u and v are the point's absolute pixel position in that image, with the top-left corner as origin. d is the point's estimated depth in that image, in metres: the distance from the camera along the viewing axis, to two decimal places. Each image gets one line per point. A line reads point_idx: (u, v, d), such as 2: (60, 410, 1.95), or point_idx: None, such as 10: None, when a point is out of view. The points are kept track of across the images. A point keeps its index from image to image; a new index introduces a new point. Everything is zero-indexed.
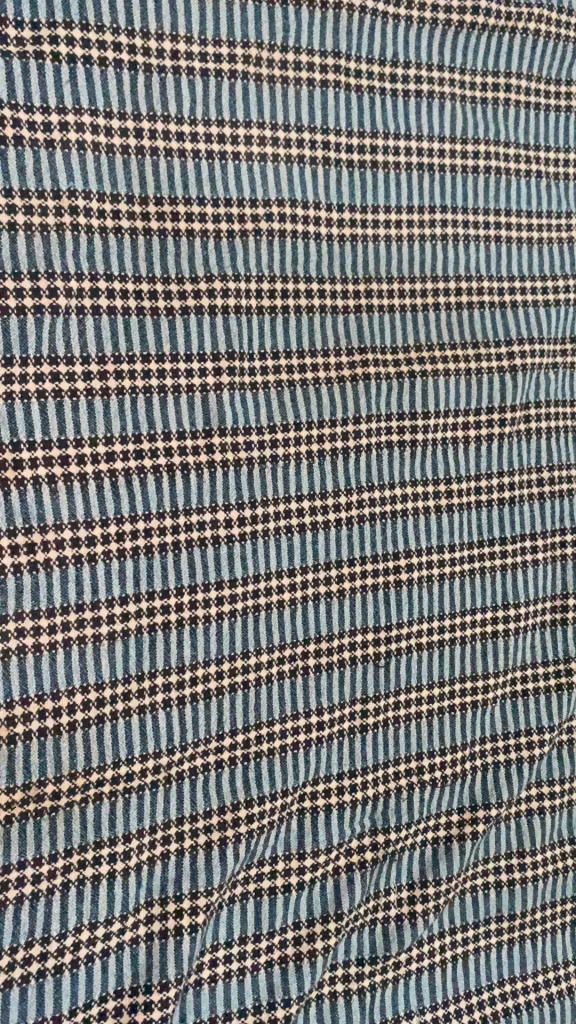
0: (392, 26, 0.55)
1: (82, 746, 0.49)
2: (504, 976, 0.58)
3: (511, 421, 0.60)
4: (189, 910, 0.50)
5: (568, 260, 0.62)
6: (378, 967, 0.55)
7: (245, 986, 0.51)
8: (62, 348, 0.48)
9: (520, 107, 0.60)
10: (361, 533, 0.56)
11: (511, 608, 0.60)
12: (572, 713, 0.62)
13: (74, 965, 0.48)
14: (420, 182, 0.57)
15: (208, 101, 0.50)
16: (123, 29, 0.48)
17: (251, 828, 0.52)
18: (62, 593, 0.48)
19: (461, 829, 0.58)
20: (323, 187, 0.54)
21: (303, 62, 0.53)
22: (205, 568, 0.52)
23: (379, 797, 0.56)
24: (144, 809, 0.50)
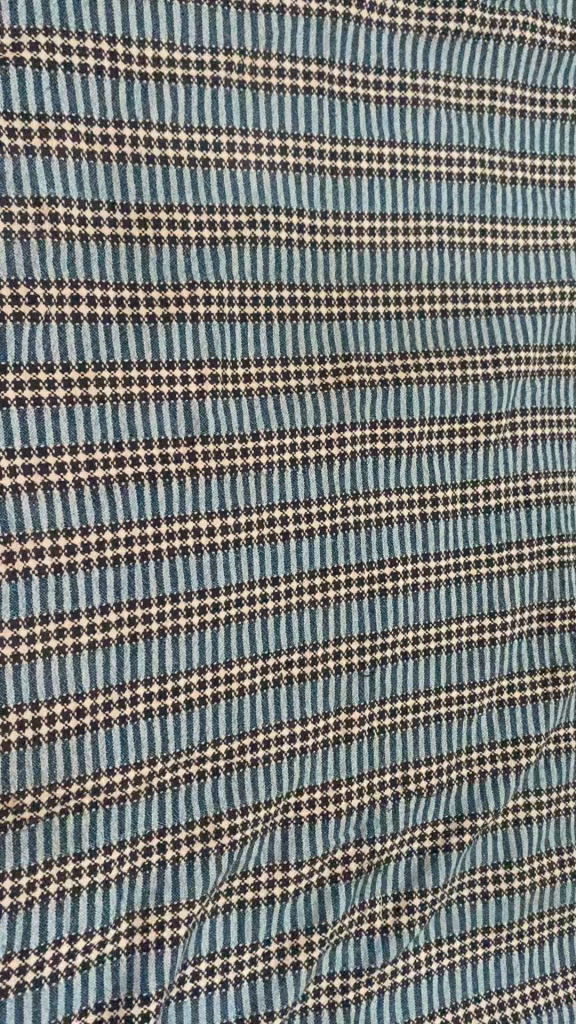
0: (376, 33, 0.55)
1: (62, 757, 0.48)
2: (492, 988, 0.58)
3: (497, 428, 0.60)
4: (171, 922, 0.50)
5: (554, 267, 0.62)
6: (363, 979, 0.54)
7: (228, 999, 0.51)
8: (42, 356, 0.48)
9: (505, 114, 0.60)
10: (346, 541, 0.56)
11: (498, 617, 0.60)
12: (559, 722, 0.61)
13: (54, 978, 0.47)
14: (404, 190, 0.57)
15: (190, 108, 0.50)
16: (104, 36, 0.48)
17: (234, 838, 0.52)
18: (42, 602, 0.48)
19: (447, 840, 0.57)
20: (307, 195, 0.54)
21: (287, 68, 0.52)
22: (187, 577, 0.52)
23: (364, 807, 0.55)
24: (125, 820, 0.49)
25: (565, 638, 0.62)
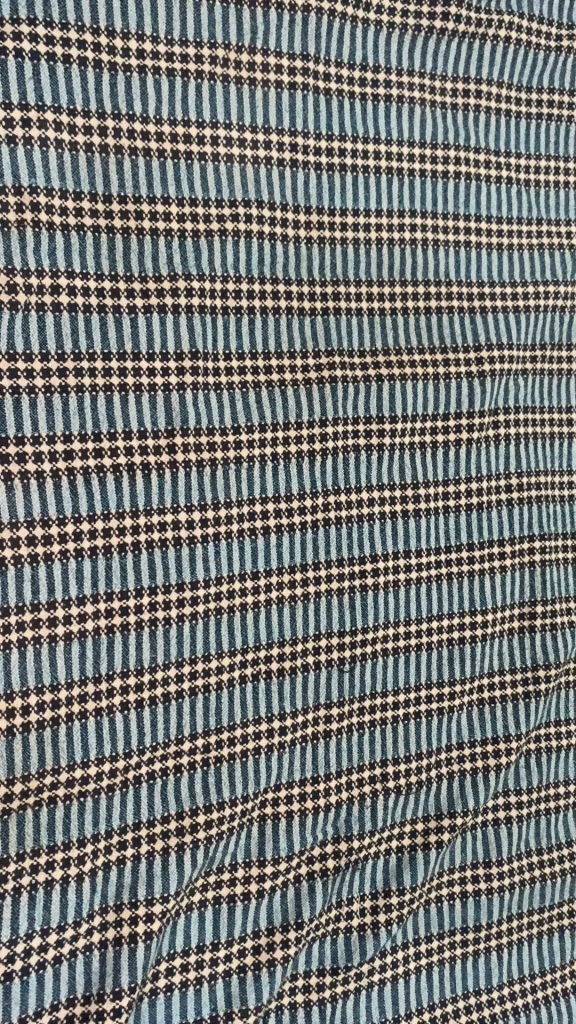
0: (361, 30, 0.55)
1: (36, 749, 0.48)
2: (470, 988, 0.57)
3: (479, 427, 0.60)
4: (144, 917, 0.49)
5: (539, 267, 0.62)
6: (340, 977, 0.54)
7: (203, 995, 0.51)
8: (21, 345, 0.48)
9: (491, 114, 0.60)
10: (326, 537, 0.56)
11: (478, 615, 0.60)
12: (539, 721, 0.61)
13: (25, 972, 0.47)
14: (388, 186, 0.57)
15: (174, 100, 0.50)
16: (87, 28, 0.48)
17: (210, 834, 0.52)
18: (18, 592, 0.48)
19: (426, 838, 0.57)
20: (290, 189, 0.54)
21: (271, 63, 0.52)
22: (165, 570, 0.51)
23: (342, 804, 0.55)
24: (100, 813, 0.49)
25: (546, 637, 0.62)
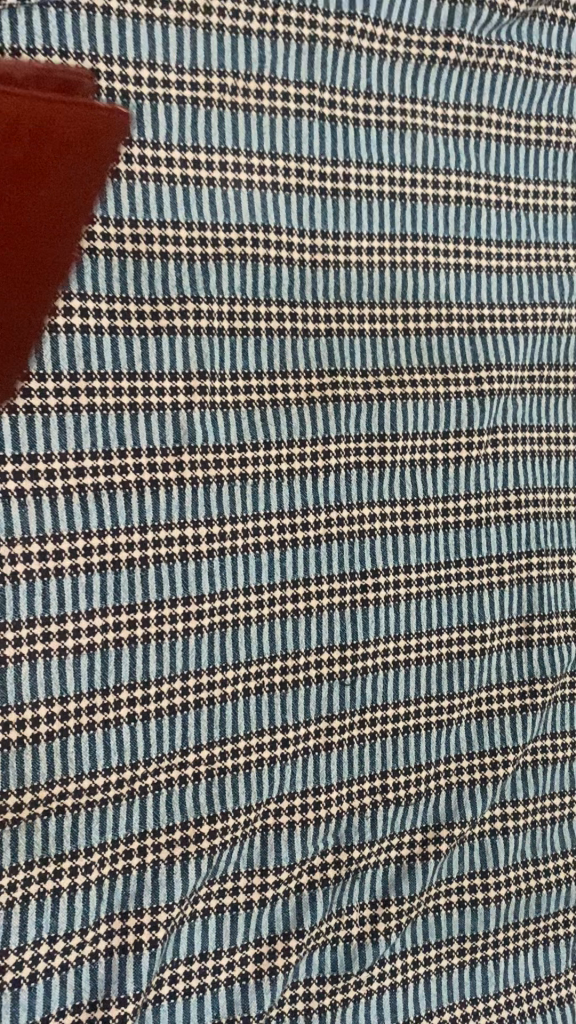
0: (366, 59, 0.56)
1: (46, 759, 0.49)
2: (467, 996, 0.58)
3: (477, 445, 0.61)
4: (149, 925, 0.51)
5: (537, 289, 0.64)
6: (340, 985, 0.55)
7: (205, 1002, 0.52)
8: (34, 366, 0.49)
9: (492, 140, 0.61)
10: (328, 552, 0.57)
11: (477, 629, 0.61)
12: (536, 734, 0.62)
13: (33, 978, 0.48)
14: (390, 210, 0.58)
15: (184, 127, 0.52)
16: (101, 57, 0.49)
17: (214, 843, 0.53)
18: (29, 606, 0.49)
19: (424, 848, 0.58)
20: (295, 214, 0.55)
21: (278, 92, 0.54)
22: (172, 584, 0.52)
23: (343, 814, 0.56)
24: (106, 823, 0.50)
25: (543, 651, 0.63)
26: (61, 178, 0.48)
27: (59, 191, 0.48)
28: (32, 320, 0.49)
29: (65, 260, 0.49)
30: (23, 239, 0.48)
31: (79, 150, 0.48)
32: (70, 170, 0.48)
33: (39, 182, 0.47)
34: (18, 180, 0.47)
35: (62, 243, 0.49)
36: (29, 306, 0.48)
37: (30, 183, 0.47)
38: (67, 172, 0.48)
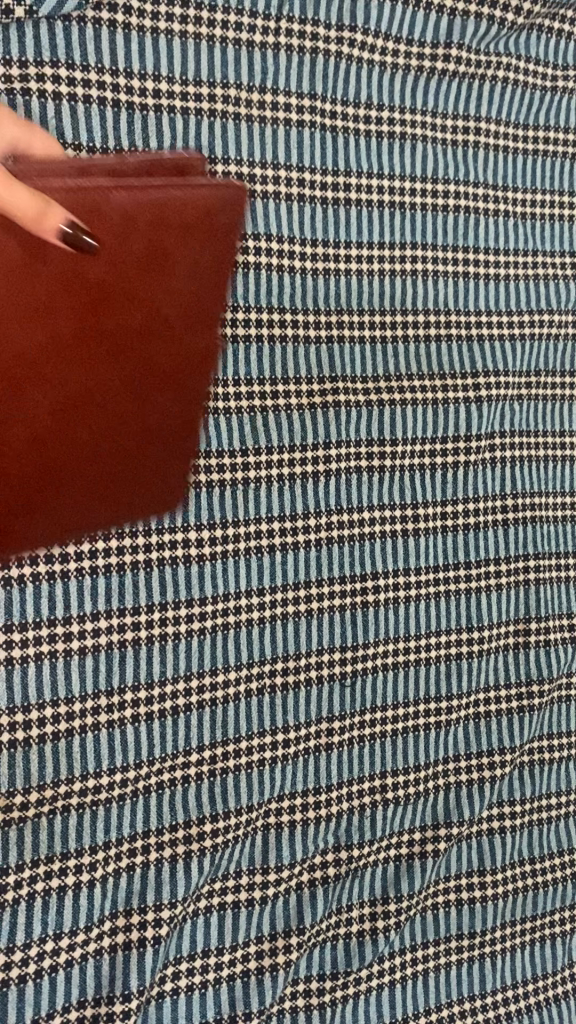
0: (367, 70, 0.57)
1: (51, 758, 0.50)
2: (465, 994, 0.59)
3: (475, 450, 0.62)
4: (153, 922, 0.51)
5: (534, 297, 0.65)
6: (339, 982, 0.56)
7: (207, 998, 0.52)
8: None
9: (490, 150, 0.62)
10: (329, 555, 0.58)
11: (475, 631, 0.62)
12: (533, 734, 0.63)
13: (38, 975, 0.49)
14: (390, 219, 0.59)
15: (188, 138, 0.53)
16: (107, 69, 0.50)
17: (216, 841, 0.54)
18: (35, 608, 0.50)
19: (423, 847, 0.59)
20: (297, 222, 0.56)
21: (280, 103, 0.55)
22: (175, 586, 0.53)
23: (343, 814, 0.57)
24: (111, 822, 0.51)
25: (540, 653, 0.64)
26: (197, 278, 0.46)
27: (192, 281, 0.46)
28: (163, 419, 0.50)
29: (208, 352, 0.50)
30: (173, 348, 0.47)
31: (212, 240, 0.45)
32: (206, 268, 0.46)
33: (176, 284, 0.45)
34: (163, 295, 0.45)
35: (199, 332, 0.48)
36: (182, 407, 0.50)
37: (162, 280, 0.44)
38: (204, 261, 0.46)
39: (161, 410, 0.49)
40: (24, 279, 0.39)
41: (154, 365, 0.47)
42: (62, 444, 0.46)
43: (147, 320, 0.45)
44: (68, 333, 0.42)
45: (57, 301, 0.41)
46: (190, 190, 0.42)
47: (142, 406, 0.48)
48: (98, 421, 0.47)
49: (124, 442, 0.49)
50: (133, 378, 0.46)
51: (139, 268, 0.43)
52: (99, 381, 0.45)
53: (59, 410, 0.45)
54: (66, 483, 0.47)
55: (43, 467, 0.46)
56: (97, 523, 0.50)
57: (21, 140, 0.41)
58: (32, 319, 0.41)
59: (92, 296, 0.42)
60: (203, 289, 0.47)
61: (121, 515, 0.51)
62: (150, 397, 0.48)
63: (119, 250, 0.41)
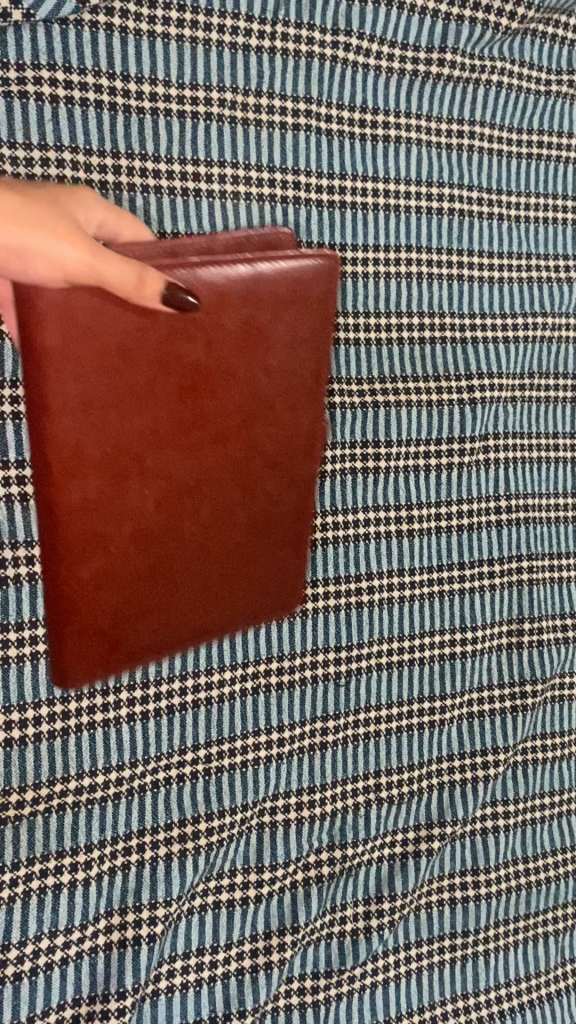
0: (362, 73, 0.57)
1: (47, 757, 0.51)
2: (458, 992, 0.60)
3: (470, 451, 0.63)
4: (148, 920, 0.52)
5: (528, 299, 0.65)
6: (333, 980, 0.56)
7: (202, 996, 0.53)
8: None
9: (484, 153, 0.62)
10: (324, 556, 0.58)
11: (468, 631, 0.63)
12: (526, 734, 0.64)
13: (34, 972, 0.49)
14: (385, 222, 0.59)
15: (184, 141, 0.53)
16: (104, 73, 0.50)
17: (211, 840, 0.54)
18: (31, 607, 0.50)
19: (417, 845, 0.60)
20: (292, 225, 0.57)
21: (276, 106, 0.55)
22: None
23: (337, 812, 0.58)
24: (106, 820, 0.52)
25: (533, 653, 0.65)
26: (295, 356, 0.48)
27: (285, 359, 0.48)
28: (258, 497, 0.51)
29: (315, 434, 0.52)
30: (276, 430, 0.50)
31: (302, 318, 0.48)
32: (303, 343, 0.49)
33: (276, 360, 0.48)
34: (264, 374, 0.47)
35: (295, 412, 0.50)
36: (290, 488, 0.52)
37: (258, 356, 0.47)
38: (296, 340, 0.48)
39: (271, 495, 0.51)
40: (131, 365, 0.43)
41: (250, 443, 0.49)
42: (175, 522, 0.47)
43: (243, 395, 0.47)
44: (176, 421, 0.45)
45: (163, 381, 0.44)
46: (278, 265, 0.46)
47: (249, 490, 0.50)
48: (211, 509, 0.49)
49: (234, 531, 0.50)
50: (240, 463, 0.49)
51: (234, 344, 0.46)
52: (208, 467, 0.47)
53: (171, 502, 0.47)
54: (181, 578, 0.49)
55: (160, 561, 0.48)
56: (210, 618, 0.52)
57: (105, 225, 0.47)
58: (139, 406, 0.44)
59: (195, 378, 0.45)
60: (297, 367, 0.49)
61: (232, 609, 0.53)
62: (258, 481, 0.50)
63: (218, 329, 0.45)
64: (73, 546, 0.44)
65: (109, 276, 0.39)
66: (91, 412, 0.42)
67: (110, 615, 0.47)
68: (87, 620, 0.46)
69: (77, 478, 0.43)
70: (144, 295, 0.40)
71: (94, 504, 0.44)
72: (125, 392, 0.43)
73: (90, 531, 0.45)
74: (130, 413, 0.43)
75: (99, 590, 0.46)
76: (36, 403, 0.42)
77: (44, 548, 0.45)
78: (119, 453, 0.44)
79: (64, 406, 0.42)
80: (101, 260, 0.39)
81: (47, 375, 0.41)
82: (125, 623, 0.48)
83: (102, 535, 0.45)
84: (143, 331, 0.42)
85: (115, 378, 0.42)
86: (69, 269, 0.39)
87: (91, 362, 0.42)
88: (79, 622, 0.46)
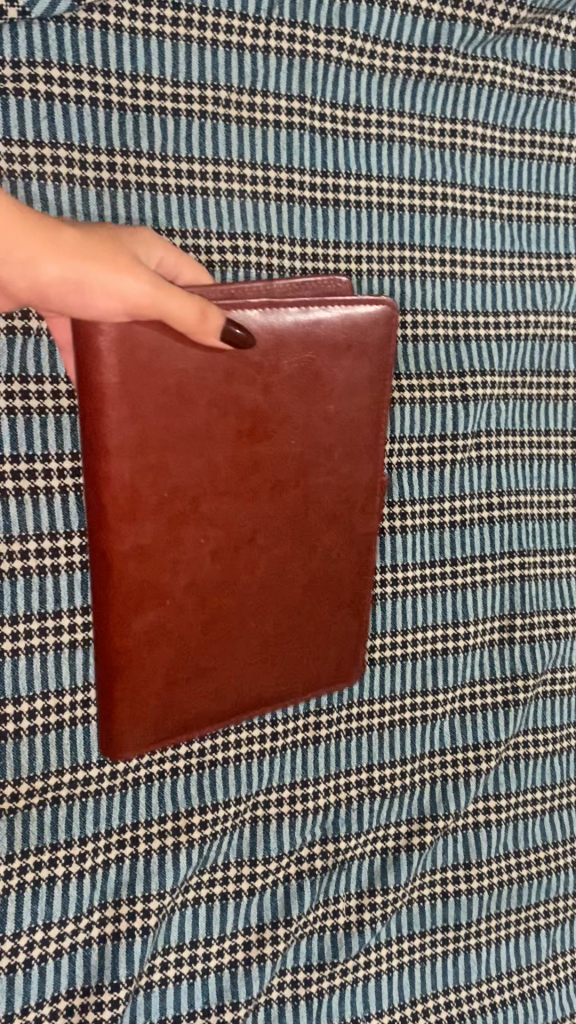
0: (356, 73, 0.58)
1: (42, 750, 0.51)
2: (450, 985, 0.60)
3: (462, 448, 0.63)
4: (142, 912, 0.52)
5: (521, 298, 0.65)
6: (326, 973, 0.57)
7: (195, 989, 0.53)
8: (32, 369, 0.50)
9: (476, 153, 0.63)
10: None
11: (460, 627, 0.63)
12: (518, 729, 0.64)
13: (28, 964, 0.49)
14: (379, 220, 0.60)
15: (179, 138, 0.53)
16: (99, 71, 0.51)
17: (204, 833, 0.55)
18: (26, 601, 0.50)
19: (409, 839, 0.60)
20: (287, 223, 0.57)
21: (270, 105, 0.56)
22: None
23: (330, 806, 0.58)
24: (100, 813, 0.52)
25: (525, 649, 0.65)
26: (346, 404, 0.50)
27: (344, 408, 0.50)
28: (314, 546, 0.52)
29: (369, 483, 0.53)
30: (328, 477, 0.51)
31: (361, 369, 0.50)
32: (354, 390, 0.50)
33: (326, 407, 0.49)
34: (315, 420, 0.49)
35: (352, 463, 0.52)
36: (346, 539, 0.53)
37: (317, 404, 0.49)
38: (354, 392, 0.50)
39: (322, 544, 0.52)
40: (186, 407, 0.44)
41: (308, 491, 0.50)
42: (233, 569, 0.49)
43: (301, 440, 0.49)
44: (235, 467, 0.47)
45: (216, 424, 0.45)
46: (329, 313, 0.48)
47: (306, 541, 0.51)
48: (263, 557, 0.50)
49: (287, 580, 0.52)
50: (291, 510, 0.50)
51: (295, 392, 0.48)
52: (264, 514, 0.49)
53: (226, 550, 0.48)
54: (235, 627, 0.50)
55: (213, 609, 0.49)
56: (261, 667, 0.53)
57: (165, 261, 0.47)
58: (193, 450, 0.45)
59: (249, 424, 0.46)
60: (355, 417, 0.51)
61: (285, 659, 0.54)
62: (311, 529, 0.51)
63: (270, 375, 0.46)
64: (127, 594, 0.45)
65: (171, 310, 0.39)
66: (155, 454, 0.44)
67: (163, 657, 0.48)
68: (139, 668, 0.47)
69: (134, 525, 0.44)
70: (205, 327, 0.41)
71: (152, 549, 0.45)
72: (184, 436, 0.44)
73: (145, 578, 0.45)
74: (185, 457, 0.45)
75: (152, 637, 0.47)
76: (92, 449, 0.43)
77: (100, 597, 0.45)
78: (174, 498, 0.45)
79: (121, 450, 0.43)
80: (162, 293, 0.39)
81: (103, 419, 0.42)
82: (176, 671, 0.49)
83: (158, 584, 0.46)
84: (206, 376, 0.44)
85: (176, 421, 0.44)
86: (133, 304, 0.39)
87: (147, 405, 0.43)
88: (130, 669, 0.47)
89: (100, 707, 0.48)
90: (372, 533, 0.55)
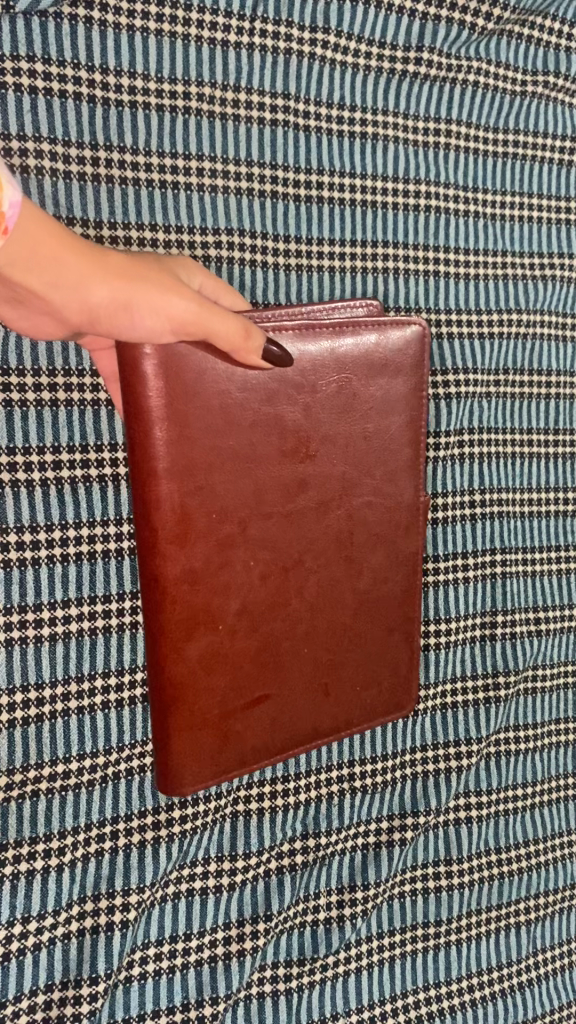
0: (339, 71, 0.58)
1: (21, 743, 0.51)
2: (430, 981, 0.60)
3: (445, 445, 0.64)
4: (120, 907, 0.52)
5: (503, 296, 0.66)
6: (306, 968, 0.57)
7: (175, 984, 0.53)
8: (14, 362, 0.50)
9: (460, 152, 0.63)
10: None
11: (442, 624, 0.63)
12: (499, 726, 0.65)
13: (6, 956, 0.49)
14: (362, 219, 0.60)
15: (163, 134, 0.54)
16: (83, 66, 0.51)
17: (185, 828, 0.55)
18: (6, 594, 0.50)
19: (390, 835, 0.61)
20: (270, 219, 0.57)
21: (255, 102, 0.56)
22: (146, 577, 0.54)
23: (310, 801, 0.58)
24: (80, 807, 0.52)
25: (507, 646, 0.65)
26: (381, 425, 0.52)
27: (380, 429, 0.52)
28: (362, 569, 0.53)
29: (409, 503, 0.54)
30: (369, 498, 0.52)
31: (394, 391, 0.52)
32: (389, 410, 0.52)
33: (363, 428, 0.51)
34: (351, 440, 0.51)
35: (393, 484, 0.53)
36: (392, 562, 0.54)
37: (353, 425, 0.51)
38: (390, 413, 0.52)
39: (366, 565, 0.53)
40: (230, 429, 0.46)
41: (352, 512, 0.52)
42: (285, 593, 0.50)
43: (342, 462, 0.51)
44: (280, 489, 0.48)
45: (258, 445, 0.47)
46: (358, 336, 0.50)
47: (353, 564, 0.53)
48: (311, 578, 0.51)
49: (337, 604, 0.52)
50: (334, 531, 0.51)
51: (331, 413, 0.50)
52: (310, 535, 0.50)
53: (274, 573, 0.49)
54: (286, 651, 0.51)
55: (265, 633, 0.49)
56: (315, 695, 0.53)
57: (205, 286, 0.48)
58: (239, 470, 0.46)
59: (288, 445, 0.48)
60: (393, 439, 0.53)
61: (337, 686, 0.54)
62: (354, 550, 0.52)
63: (306, 396, 0.48)
64: (182, 618, 0.46)
65: (217, 329, 0.41)
66: (206, 478, 0.45)
67: (221, 684, 0.48)
68: (196, 694, 0.47)
69: (184, 548, 0.45)
70: (247, 344, 0.43)
71: (205, 574, 0.46)
72: (231, 457, 0.46)
73: (198, 601, 0.46)
74: (233, 481, 0.46)
75: (206, 663, 0.47)
76: (141, 475, 0.44)
77: (153, 623, 0.46)
78: (223, 519, 0.46)
79: (171, 473, 0.44)
80: (208, 311, 0.41)
81: (153, 443, 0.43)
82: (233, 698, 0.49)
83: (211, 609, 0.47)
84: (245, 396, 0.46)
85: (221, 442, 0.45)
86: (179, 321, 0.41)
87: (193, 427, 0.44)
88: (188, 696, 0.47)
89: (156, 739, 0.48)
90: (415, 554, 0.55)
